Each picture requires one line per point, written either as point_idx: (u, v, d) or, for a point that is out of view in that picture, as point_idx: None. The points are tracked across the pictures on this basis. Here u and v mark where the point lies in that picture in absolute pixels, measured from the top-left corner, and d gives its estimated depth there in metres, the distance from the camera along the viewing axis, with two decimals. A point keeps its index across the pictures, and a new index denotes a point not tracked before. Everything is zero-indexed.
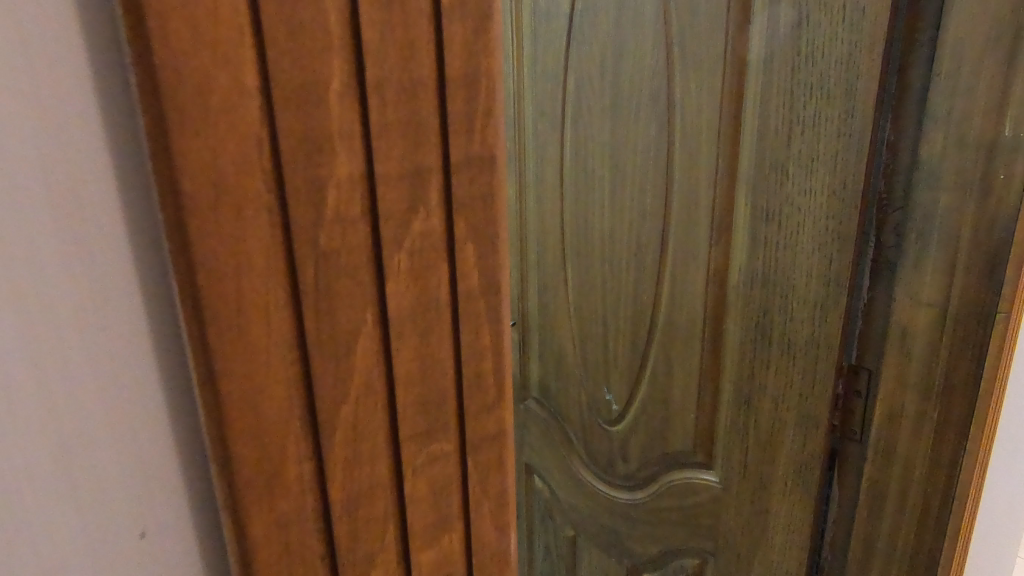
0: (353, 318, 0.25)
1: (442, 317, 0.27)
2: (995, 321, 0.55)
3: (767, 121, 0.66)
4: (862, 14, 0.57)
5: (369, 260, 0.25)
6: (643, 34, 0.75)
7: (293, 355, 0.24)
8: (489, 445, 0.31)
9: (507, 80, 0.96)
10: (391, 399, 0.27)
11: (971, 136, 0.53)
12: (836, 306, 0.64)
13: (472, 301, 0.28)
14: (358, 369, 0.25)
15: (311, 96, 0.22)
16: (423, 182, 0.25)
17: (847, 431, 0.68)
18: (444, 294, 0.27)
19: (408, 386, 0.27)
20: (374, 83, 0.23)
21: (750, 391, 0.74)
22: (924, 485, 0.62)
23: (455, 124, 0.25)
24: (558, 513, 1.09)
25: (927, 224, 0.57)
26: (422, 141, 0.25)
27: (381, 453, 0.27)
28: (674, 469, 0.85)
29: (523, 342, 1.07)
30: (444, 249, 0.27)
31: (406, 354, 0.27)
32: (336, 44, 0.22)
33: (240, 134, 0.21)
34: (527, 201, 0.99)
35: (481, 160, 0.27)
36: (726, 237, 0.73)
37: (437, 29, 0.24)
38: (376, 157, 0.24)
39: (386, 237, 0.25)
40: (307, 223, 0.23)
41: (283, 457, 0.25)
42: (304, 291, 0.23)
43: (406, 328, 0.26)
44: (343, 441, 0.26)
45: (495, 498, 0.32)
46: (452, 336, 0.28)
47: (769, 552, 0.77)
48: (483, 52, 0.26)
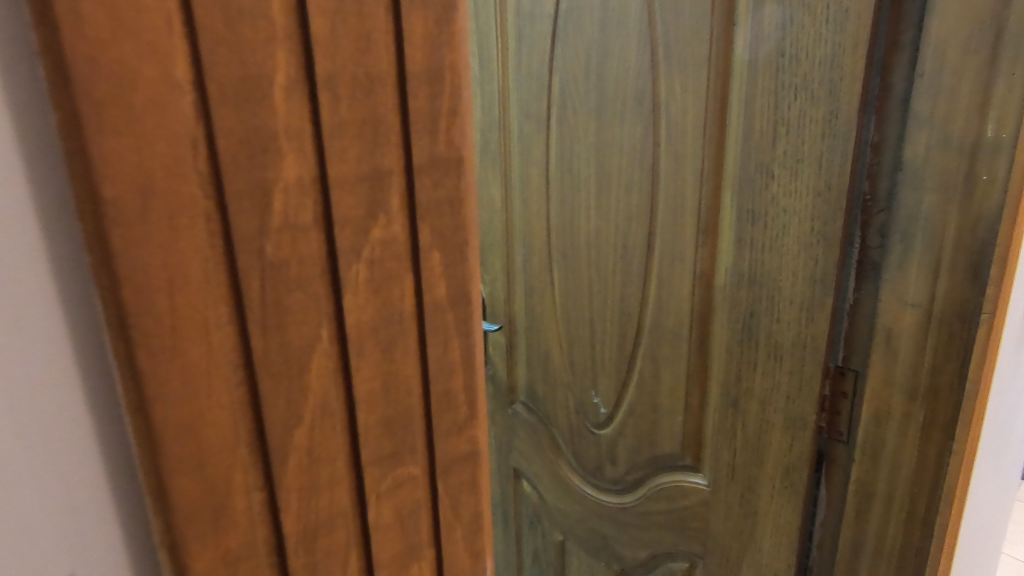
0: (305, 336, 0.25)
1: (408, 333, 0.28)
2: (979, 323, 0.55)
3: (752, 121, 0.66)
4: (846, 15, 0.57)
5: (322, 274, 0.25)
6: (627, 36, 0.75)
7: (238, 376, 0.23)
8: (462, 464, 0.32)
9: (491, 81, 0.95)
10: (350, 417, 0.27)
11: (954, 136, 0.54)
12: (822, 307, 0.64)
13: (439, 313, 0.29)
14: (312, 390, 0.25)
15: (253, 94, 0.22)
16: (383, 184, 0.25)
17: (834, 432, 0.67)
18: (408, 304, 0.27)
19: (371, 406, 0.28)
20: (325, 78, 0.23)
21: (737, 393, 0.74)
22: (911, 485, 0.62)
23: (417, 121, 0.26)
24: (546, 518, 1.08)
25: (912, 224, 0.58)
26: (380, 140, 0.25)
27: (342, 473, 0.27)
28: (662, 472, 0.85)
29: (509, 346, 1.06)
30: (408, 255, 0.27)
31: (368, 373, 0.27)
32: (280, 35, 0.22)
33: (171, 134, 0.20)
34: (513, 203, 0.98)
35: (448, 163, 0.27)
36: (712, 238, 0.73)
37: (396, 19, 0.24)
38: (329, 159, 0.24)
39: (343, 248, 0.25)
40: (252, 231, 0.23)
41: (231, 486, 0.24)
42: (248, 308, 0.23)
43: (370, 347, 0.27)
44: (297, 468, 0.26)
45: (468, 521, 0.34)
46: (419, 351, 0.29)
47: (758, 556, 0.76)
48: (447, 46, 0.26)
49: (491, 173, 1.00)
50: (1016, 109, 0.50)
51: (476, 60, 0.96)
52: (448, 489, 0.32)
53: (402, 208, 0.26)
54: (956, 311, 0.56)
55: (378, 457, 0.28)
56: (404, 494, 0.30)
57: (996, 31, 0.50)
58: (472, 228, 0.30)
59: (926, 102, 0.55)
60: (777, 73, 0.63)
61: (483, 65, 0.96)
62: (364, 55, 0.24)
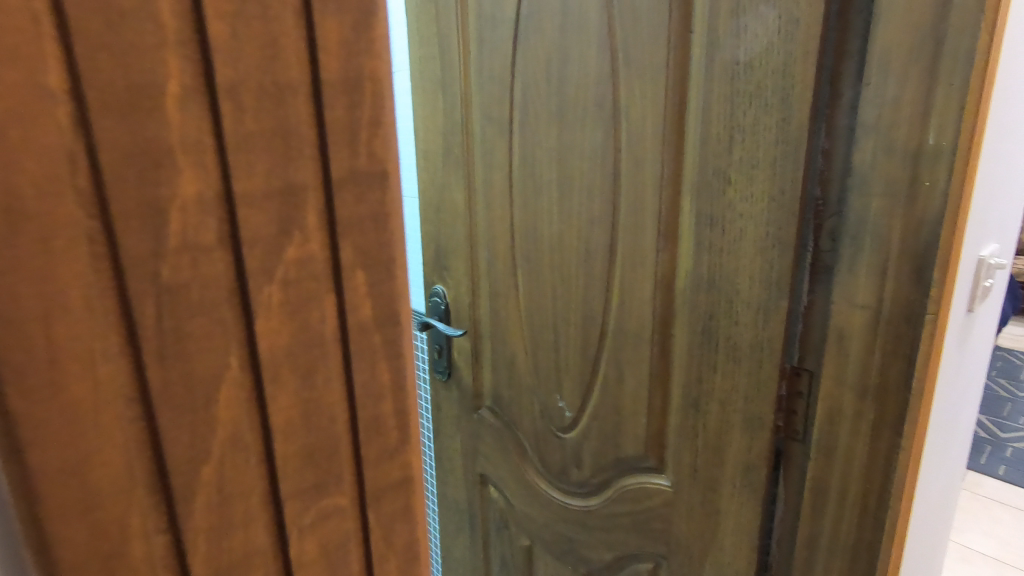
0: (210, 363, 0.23)
1: (330, 359, 0.27)
2: (924, 323, 0.57)
3: (709, 128, 0.67)
4: (796, 24, 0.58)
5: (228, 297, 0.23)
6: (588, 42, 0.76)
7: (132, 409, 0.22)
8: (395, 491, 0.31)
9: (452, 84, 0.95)
10: (267, 449, 0.26)
11: (898, 143, 0.56)
12: (777, 309, 0.65)
13: (365, 337, 0.28)
14: (222, 421, 0.24)
15: (143, 103, 0.20)
16: (297, 200, 0.24)
17: (791, 431, 0.69)
18: (330, 325, 0.26)
19: (289, 435, 0.26)
20: (227, 86, 0.22)
21: (699, 395, 0.75)
22: (863, 481, 0.64)
23: (334, 132, 0.25)
24: (513, 523, 1.07)
25: (862, 229, 0.60)
26: (293, 154, 0.24)
27: (257, 510, 0.26)
28: (626, 474, 0.85)
29: (474, 350, 1.05)
30: (327, 277, 0.26)
31: (285, 403, 0.26)
32: (171, 38, 0.20)
33: (41, 146, 0.19)
34: (476, 207, 0.97)
35: (370, 177, 0.26)
36: (672, 243, 0.74)
37: (308, 24, 0.23)
38: (234, 174, 0.23)
39: (253, 269, 0.24)
40: (143, 253, 0.21)
41: (126, 528, 0.22)
42: (143, 336, 0.22)
43: (286, 374, 0.26)
44: (206, 509, 0.24)
45: (402, 551, 0.32)
46: (343, 377, 0.28)
47: (720, 555, 0.77)
48: (366, 55, 0.25)
49: (454, 177, 0.99)
50: (955, 117, 0.53)
51: (437, 63, 0.96)
52: (379, 519, 0.30)
53: (320, 225, 0.25)
54: (903, 311, 0.58)
55: (298, 491, 0.27)
56: (329, 529, 0.29)
57: (935, 43, 0.53)
58: (399, 246, 0.29)
59: (872, 110, 0.57)
60: (732, 80, 0.64)
61: (444, 68, 0.95)
62: (272, 62, 0.23)
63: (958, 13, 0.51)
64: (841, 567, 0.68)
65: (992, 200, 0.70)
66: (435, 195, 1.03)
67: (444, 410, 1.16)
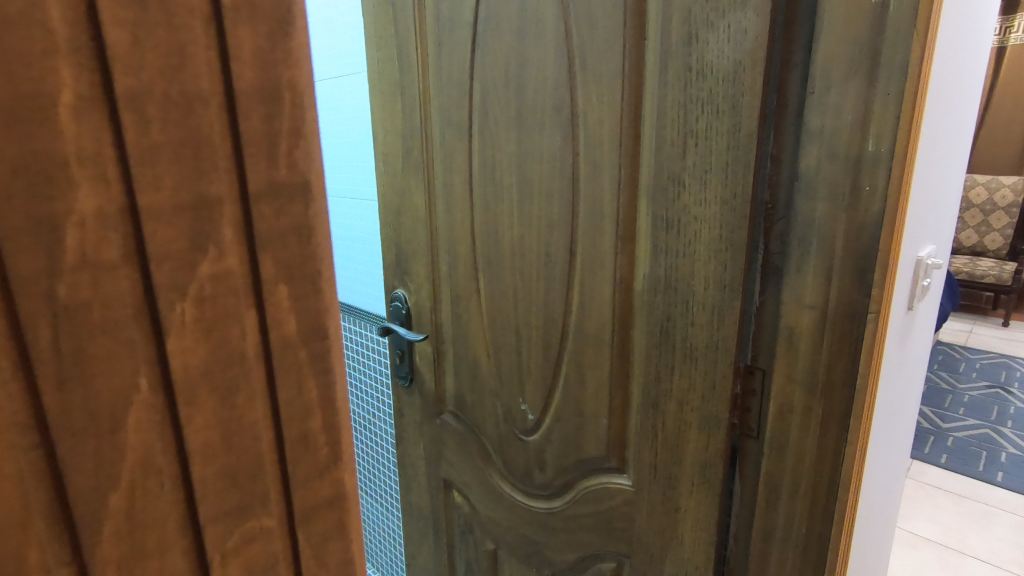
0: (118, 384, 0.22)
1: (251, 376, 0.26)
2: (865, 321, 0.60)
3: (663, 133, 0.68)
4: (744, 34, 0.60)
5: (137, 315, 0.22)
6: (545, 47, 0.76)
7: (30, 436, 0.21)
8: (326, 509, 0.30)
9: (410, 87, 0.94)
10: (184, 472, 0.25)
11: (841, 149, 0.58)
12: (731, 310, 0.67)
13: (289, 352, 0.27)
14: (132, 444, 0.23)
15: (32, 116, 0.19)
16: (212, 215, 0.24)
17: (745, 428, 0.71)
18: (251, 343, 0.26)
19: (208, 458, 0.25)
20: (129, 96, 0.21)
21: (657, 395, 0.76)
22: (814, 474, 0.66)
23: (252, 144, 0.24)
24: (477, 527, 1.07)
25: (808, 232, 0.62)
26: (206, 167, 0.23)
27: (175, 537, 0.25)
28: (589, 474, 0.86)
29: (436, 355, 1.04)
30: (248, 293, 0.25)
31: (202, 423, 0.25)
32: (64, 46, 0.19)
33: None
34: (436, 211, 0.97)
35: (291, 189, 0.26)
36: (629, 246, 0.75)
37: (219, 33, 0.23)
38: (140, 189, 0.22)
39: (163, 287, 0.23)
40: (38, 272, 0.20)
41: (26, 558, 0.21)
42: (39, 359, 0.21)
43: (203, 394, 0.25)
44: (116, 538, 0.23)
45: (336, 566, 0.31)
46: (267, 394, 0.27)
47: (680, 552, 0.78)
48: (284, 64, 0.25)
49: (414, 181, 0.98)
50: (891, 126, 0.55)
51: (396, 65, 0.95)
52: (310, 539, 0.29)
53: (237, 239, 0.24)
54: (846, 311, 0.61)
55: (218, 514, 0.26)
56: (254, 552, 0.27)
57: (872, 54, 0.55)
58: (326, 258, 0.28)
59: (816, 118, 0.59)
60: (685, 87, 0.65)
61: (403, 71, 0.94)
62: (179, 70, 0.22)
63: (892, 27, 0.54)
64: (793, 558, 0.70)
65: (928, 204, 0.74)
66: (395, 199, 1.03)
67: (406, 416, 1.15)
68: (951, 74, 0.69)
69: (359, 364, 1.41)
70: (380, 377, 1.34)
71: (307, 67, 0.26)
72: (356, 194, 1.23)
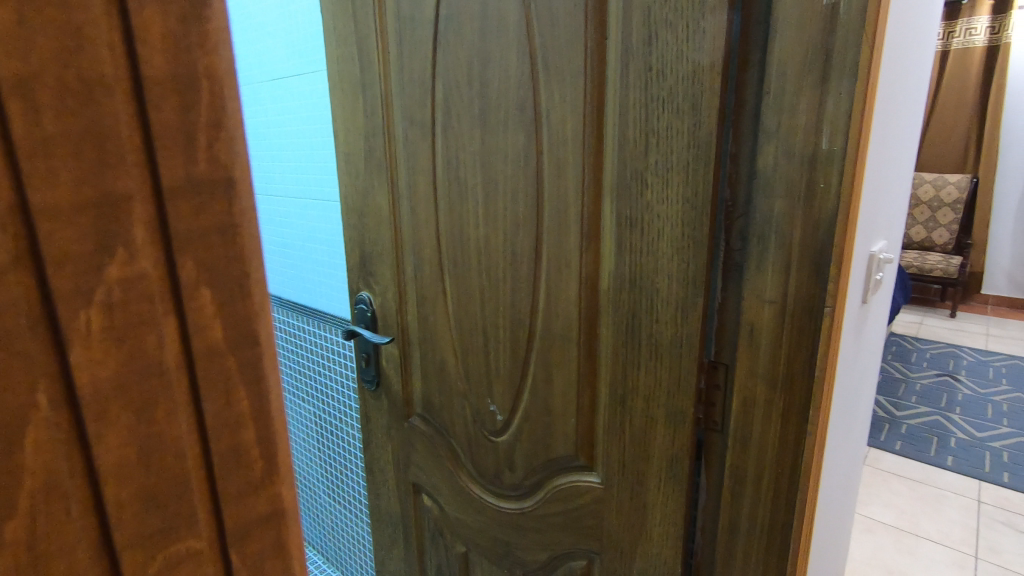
0: (17, 395, 0.21)
1: (171, 385, 0.25)
2: (823, 315, 0.62)
3: (626, 132, 0.69)
4: (702, 34, 0.61)
5: (37, 321, 0.21)
6: (508, 45, 0.76)
7: None
8: (261, 526, 0.29)
9: (371, 85, 0.92)
10: (97, 493, 0.23)
11: (796, 148, 0.60)
12: (695, 306, 0.68)
13: (216, 361, 0.26)
14: (35, 463, 0.22)
15: None
16: (119, 211, 0.22)
17: (710, 422, 0.72)
18: (170, 350, 0.24)
19: (124, 478, 0.24)
20: (17, 83, 0.20)
21: (625, 392, 0.76)
22: (776, 466, 0.68)
23: (165, 138, 0.23)
24: (448, 531, 1.06)
25: (768, 229, 0.63)
26: (111, 160, 0.22)
27: (86, 561, 0.24)
28: (558, 473, 0.86)
29: (403, 358, 1.03)
30: (166, 297, 0.24)
31: (115, 442, 0.24)
32: None
33: None
34: (401, 211, 0.95)
35: (211, 186, 0.24)
36: (595, 245, 0.75)
37: (121, 15, 0.21)
38: (35, 185, 0.20)
39: (64, 290, 0.21)
40: None
41: None
42: None
43: (116, 409, 0.23)
44: (19, 564, 0.22)
45: None
46: (191, 406, 0.26)
47: (649, 547, 0.79)
48: (198, 49, 0.23)
49: (377, 181, 0.96)
50: (843, 124, 0.57)
51: (357, 63, 0.93)
52: (242, 559, 0.28)
53: (152, 244, 0.23)
54: (805, 305, 0.62)
55: (135, 537, 0.25)
56: (183, 575, 0.26)
57: (825, 54, 0.57)
58: (254, 259, 0.27)
59: (773, 117, 0.61)
60: (647, 87, 0.66)
61: (364, 69, 0.92)
62: (74, 55, 0.21)
63: (842, 28, 0.55)
64: (757, 549, 0.71)
65: (879, 200, 0.77)
66: (358, 200, 1.01)
67: (374, 420, 1.14)
68: (898, 75, 0.71)
69: (325, 369, 1.38)
70: (346, 381, 1.32)
71: (226, 52, 0.24)
72: (319, 195, 1.20)
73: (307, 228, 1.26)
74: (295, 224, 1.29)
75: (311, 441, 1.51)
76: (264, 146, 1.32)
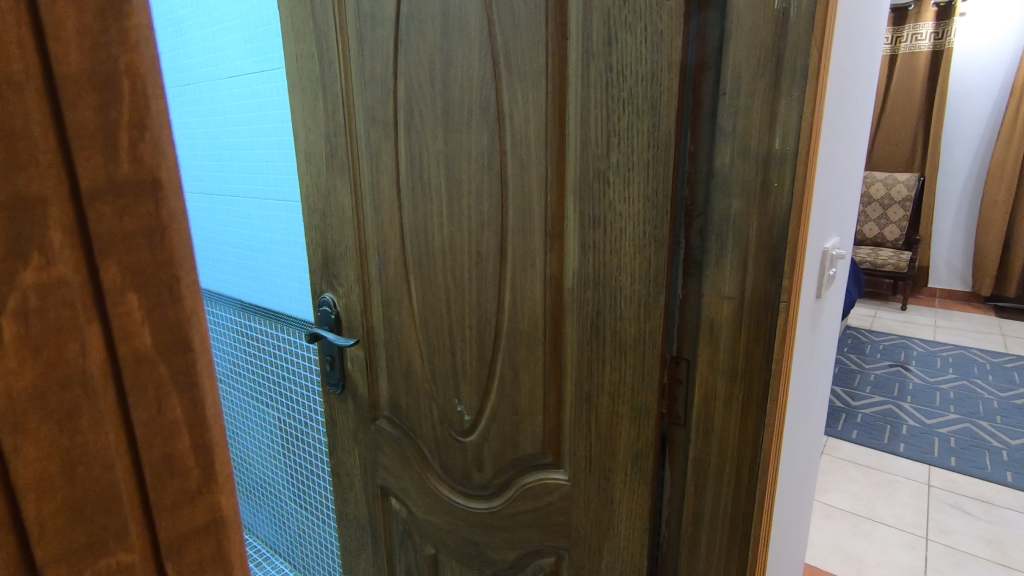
0: None
1: (98, 399, 0.23)
2: (778, 310, 0.64)
3: (588, 132, 0.69)
4: (660, 36, 0.62)
5: None
6: (470, 45, 0.76)
7: None
8: (199, 537, 0.27)
9: (333, 83, 0.91)
10: (13, 512, 0.21)
11: (751, 148, 0.62)
12: (657, 303, 0.69)
13: (145, 366, 0.24)
14: None
15: None
16: (34, 213, 0.20)
17: (673, 417, 0.74)
18: (95, 360, 0.23)
19: (44, 494, 0.22)
20: None
21: (590, 389, 0.77)
22: (737, 458, 0.69)
23: (84, 136, 0.21)
24: (417, 533, 1.05)
25: (725, 227, 0.65)
26: (23, 159, 0.20)
27: None
28: (527, 472, 0.87)
29: (369, 360, 1.02)
30: (90, 303, 0.22)
31: (34, 454, 0.22)
32: None
33: None
34: (364, 211, 0.94)
35: (138, 187, 0.23)
36: (558, 245, 0.76)
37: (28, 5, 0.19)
38: None
39: None
40: None
41: None
42: None
43: (35, 420, 0.22)
44: None
45: None
46: (120, 416, 0.24)
47: (616, 541, 0.80)
48: (119, 47, 0.21)
49: (339, 181, 0.95)
50: (795, 125, 0.59)
51: (316, 62, 0.92)
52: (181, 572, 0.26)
53: (71, 243, 0.21)
54: (761, 300, 0.64)
55: (60, 553, 0.23)
56: None
57: (777, 57, 0.58)
58: (184, 262, 0.25)
59: (728, 117, 0.62)
60: (608, 87, 0.67)
61: (324, 67, 0.91)
62: None
63: (793, 32, 0.57)
64: (720, 539, 0.73)
65: (830, 198, 0.80)
66: (320, 200, 0.99)
67: (340, 424, 1.12)
68: (846, 78, 0.74)
69: (289, 373, 1.35)
70: (310, 385, 1.29)
71: (149, 50, 0.23)
72: (279, 196, 1.18)
73: (267, 230, 1.24)
74: (255, 226, 1.26)
75: (276, 447, 1.47)
76: (221, 146, 1.29)
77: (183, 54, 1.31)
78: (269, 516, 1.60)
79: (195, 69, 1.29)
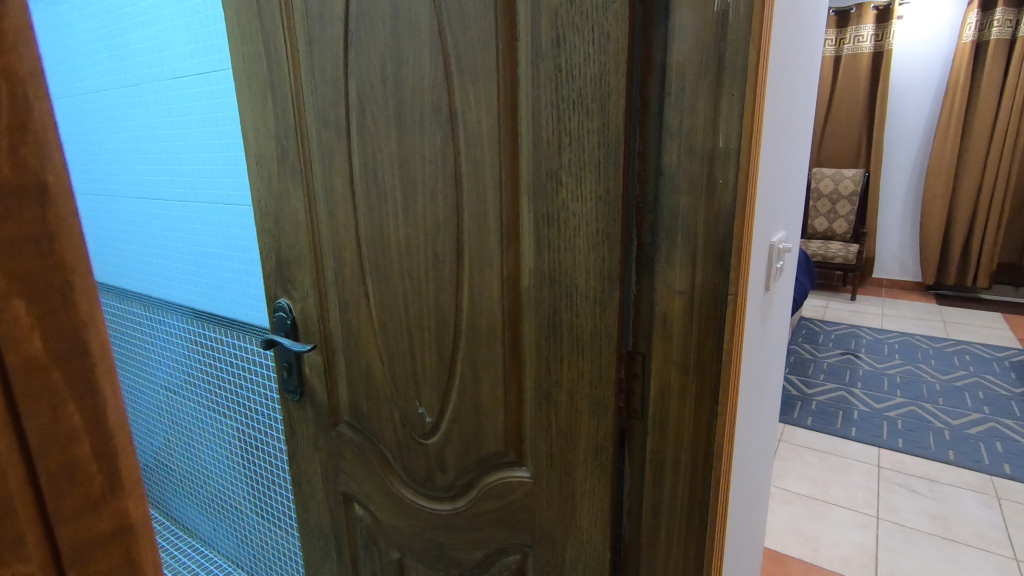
0: None
1: None
2: (726, 302, 0.66)
3: (540, 131, 0.70)
4: (607, 37, 0.63)
5: None
6: (421, 46, 0.75)
7: None
8: (106, 546, 0.27)
9: (282, 84, 0.89)
10: None
11: (697, 146, 0.63)
12: (611, 299, 0.71)
13: (38, 375, 0.23)
14: None
15: None
16: None
17: (631, 410, 0.75)
18: None
19: None
20: None
21: (549, 386, 0.78)
22: (692, 447, 0.71)
23: None
24: (381, 538, 1.04)
25: (675, 223, 0.67)
26: None
27: None
28: (490, 471, 0.87)
29: (327, 365, 1.00)
30: None
31: None
32: None
33: None
34: (319, 215, 0.93)
35: (24, 195, 0.22)
36: (513, 244, 0.76)
37: None
38: None
39: None
40: None
41: None
42: None
43: None
44: None
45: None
46: (12, 428, 0.23)
47: (579, 535, 0.81)
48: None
49: (291, 183, 0.93)
50: (737, 124, 0.61)
51: (265, 63, 0.90)
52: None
53: None
54: (711, 294, 0.66)
55: None
56: None
57: (718, 58, 0.60)
58: (78, 267, 0.24)
59: (675, 116, 0.64)
60: (558, 88, 0.68)
61: (273, 68, 0.89)
62: None
63: (732, 34, 0.59)
64: (678, 527, 0.75)
65: (775, 194, 0.83)
66: (272, 203, 0.97)
67: (299, 431, 1.10)
68: (786, 78, 0.77)
69: (246, 382, 1.31)
70: (268, 393, 1.26)
71: (28, 55, 0.22)
72: (231, 200, 1.14)
73: (219, 235, 1.20)
74: (207, 231, 1.22)
75: (234, 458, 1.43)
76: (170, 150, 1.24)
77: (126, 54, 1.26)
78: (230, 529, 1.55)
79: (139, 70, 1.24)
